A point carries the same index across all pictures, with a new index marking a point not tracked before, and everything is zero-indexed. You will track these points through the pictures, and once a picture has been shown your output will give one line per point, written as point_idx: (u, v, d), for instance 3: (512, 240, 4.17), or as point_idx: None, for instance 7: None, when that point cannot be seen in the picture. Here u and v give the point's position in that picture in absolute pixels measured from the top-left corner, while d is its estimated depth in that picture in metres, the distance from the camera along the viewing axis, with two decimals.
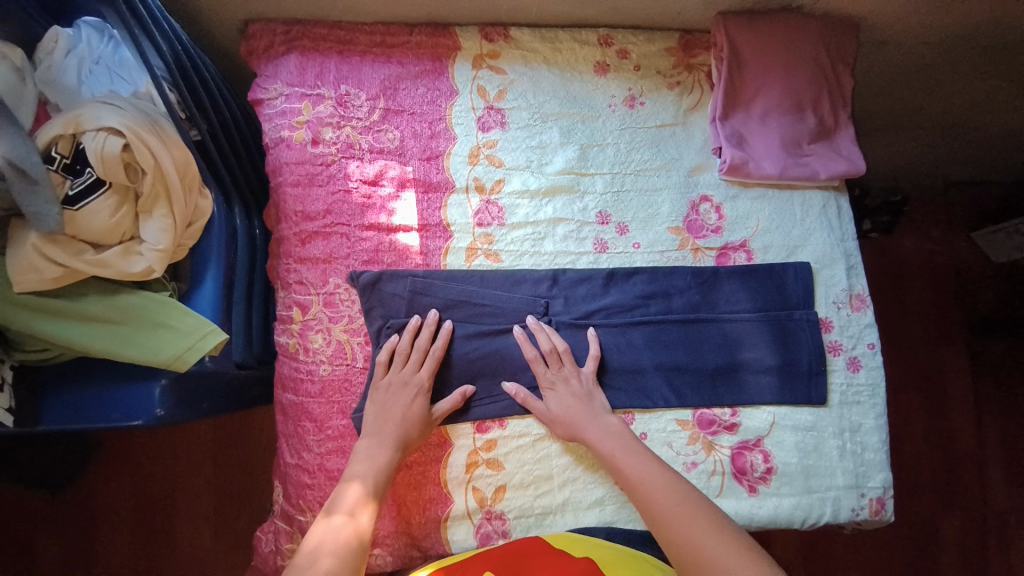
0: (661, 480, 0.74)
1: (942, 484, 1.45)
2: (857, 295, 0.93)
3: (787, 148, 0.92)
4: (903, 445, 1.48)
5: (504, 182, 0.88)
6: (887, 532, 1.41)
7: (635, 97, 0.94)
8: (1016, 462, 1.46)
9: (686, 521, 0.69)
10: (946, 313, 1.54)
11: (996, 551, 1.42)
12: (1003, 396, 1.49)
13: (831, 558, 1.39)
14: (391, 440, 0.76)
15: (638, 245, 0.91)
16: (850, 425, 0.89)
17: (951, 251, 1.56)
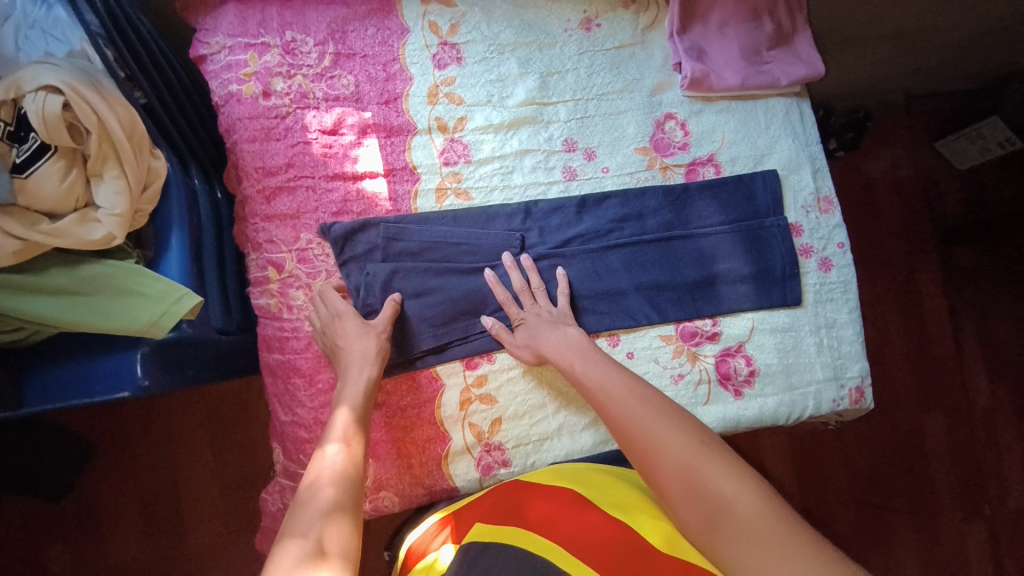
0: (624, 393, 0.70)
1: (924, 382, 1.53)
2: (824, 197, 0.95)
3: (747, 56, 0.92)
4: (886, 349, 1.54)
5: (466, 119, 0.87)
6: (876, 432, 1.49)
7: (591, 19, 0.92)
8: (987, 352, 1.56)
9: (646, 424, 0.66)
10: (916, 223, 1.60)
11: (976, 437, 1.52)
12: (973, 289, 1.58)
13: (825, 463, 1.47)
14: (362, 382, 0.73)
15: (608, 168, 0.91)
16: (825, 321, 0.93)
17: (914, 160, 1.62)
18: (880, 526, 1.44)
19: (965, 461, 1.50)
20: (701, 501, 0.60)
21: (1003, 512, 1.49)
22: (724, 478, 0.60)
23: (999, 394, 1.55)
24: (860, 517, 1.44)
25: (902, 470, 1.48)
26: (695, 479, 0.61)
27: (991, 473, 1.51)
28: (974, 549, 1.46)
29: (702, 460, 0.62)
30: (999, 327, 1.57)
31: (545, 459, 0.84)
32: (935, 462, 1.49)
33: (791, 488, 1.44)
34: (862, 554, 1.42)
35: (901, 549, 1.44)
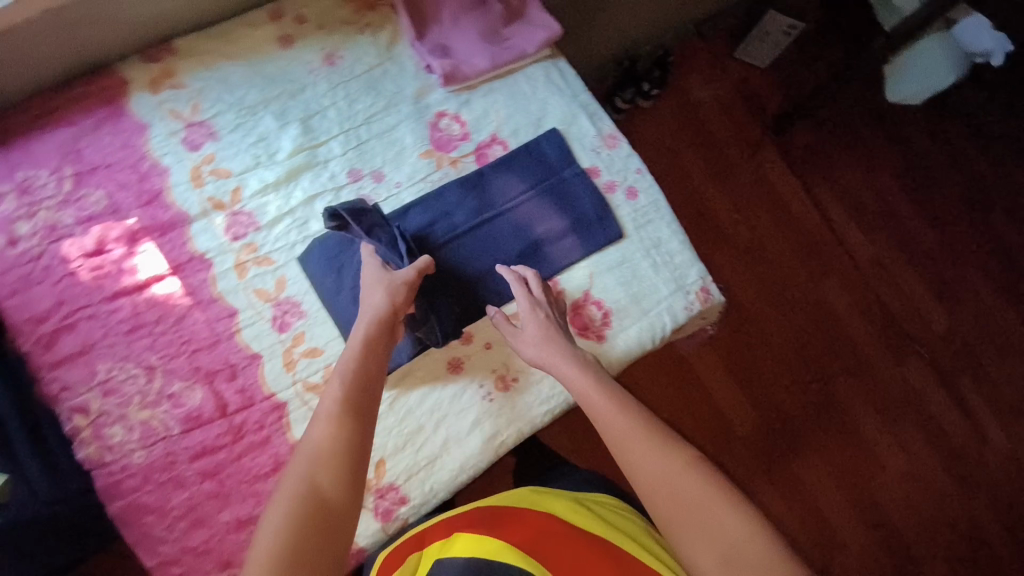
0: (634, 423, 0.73)
1: (807, 256, 1.93)
2: (609, 135, 1.00)
3: (487, 39, 0.96)
4: (766, 240, 1.94)
5: (240, 188, 0.86)
6: (788, 312, 1.87)
7: (332, 54, 0.92)
8: (846, 203, 2.00)
9: (657, 455, 0.69)
10: (751, 130, 2.05)
11: (867, 281, 1.93)
12: (817, 165, 2.03)
13: (753, 352, 1.82)
14: (366, 371, 0.75)
15: (401, 183, 0.91)
16: (652, 242, 0.97)
17: (709, 87, 2.07)
18: (819, 395, 1.79)
19: (864, 304, 1.90)
20: (715, 542, 0.61)
21: (930, 335, 1.89)
22: (736, 517, 0.63)
23: (881, 240, 1.98)
24: (802, 395, 1.79)
25: (816, 333, 1.86)
26: (708, 514, 0.63)
27: (894, 299, 1.92)
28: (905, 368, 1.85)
29: (716, 498, 0.65)
30: (856, 184, 2.02)
31: (442, 478, 0.84)
32: (843, 318, 1.88)
33: (729, 385, 1.78)
34: (811, 416, 1.77)
35: (844, 397, 1.80)
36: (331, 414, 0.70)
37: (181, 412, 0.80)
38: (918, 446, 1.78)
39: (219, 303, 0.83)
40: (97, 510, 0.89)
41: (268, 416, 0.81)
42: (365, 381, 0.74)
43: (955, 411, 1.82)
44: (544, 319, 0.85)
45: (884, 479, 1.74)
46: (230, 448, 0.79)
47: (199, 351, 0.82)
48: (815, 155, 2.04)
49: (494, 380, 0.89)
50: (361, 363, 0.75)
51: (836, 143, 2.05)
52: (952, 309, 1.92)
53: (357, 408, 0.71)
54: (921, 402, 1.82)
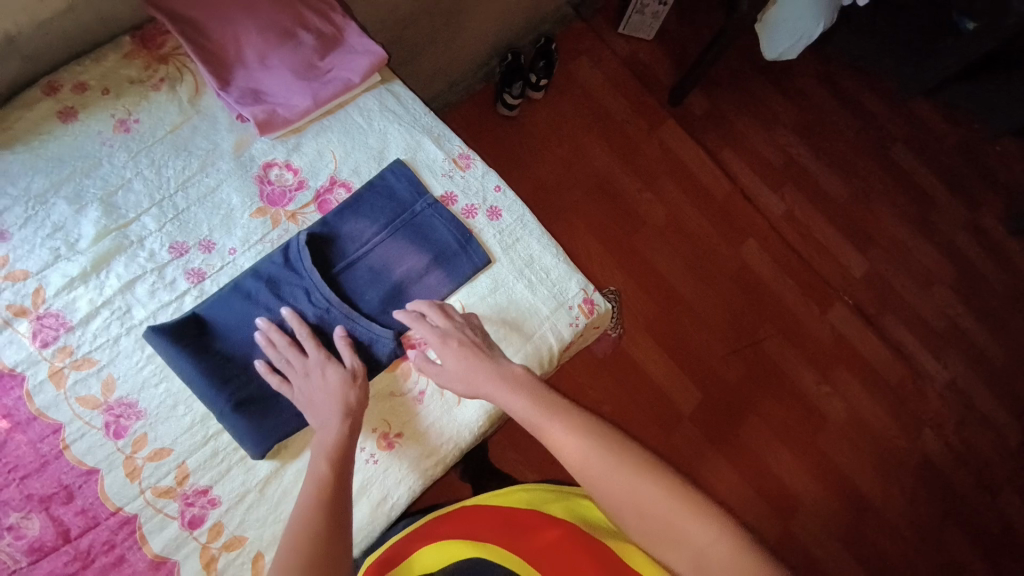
0: (590, 445, 0.70)
1: (724, 222, 1.95)
2: (459, 156, 0.95)
3: (303, 75, 0.89)
4: (681, 211, 1.94)
5: (43, 288, 0.76)
6: (714, 281, 1.88)
7: (125, 119, 0.83)
8: (752, 163, 2.03)
9: (619, 480, 0.68)
10: (648, 104, 2.04)
11: (784, 234, 1.97)
12: (717, 128, 2.05)
13: (683, 329, 1.82)
14: (341, 453, 0.71)
15: (234, 248, 0.83)
16: (524, 261, 0.93)
17: (599, 67, 2.04)
18: (755, 361, 1.82)
19: (784, 258, 1.94)
20: (684, 550, 0.65)
21: (849, 281, 1.95)
22: (697, 524, 0.65)
23: (789, 195, 2.01)
24: (740, 363, 1.81)
25: (742, 298, 1.88)
26: (674, 530, 0.65)
27: (812, 248, 1.96)
28: (830, 313, 1.90)
29: (677, 510, 0.66)
30: (757, 141, 2.05)
31: None
32: (766, 276, 1.91)
33: (667, 364, 1.78)
34: (750, 381, 1.80)
35: (783, 357, 1.84)
36: (318, 503, 0.67)
37: (24, 544, 0.69)
38: (857, 392, 1.84)
39: (41, 421, 0.73)
40: None
41: (116, 534, 0.71)
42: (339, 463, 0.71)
43: (886, 350, 1.89)
44: (459, 348, 0.79)
45: (827, 426, 1.79)
46: None
47: (29, 476, 0.71)
48: (713, 121, 2.05)
49: (374, 440, 0.82)
50: (338, 446, 0.71)
51: (733, 104, 2.07)
52: (866, 251, 1.99)
53: (331, 502, 0.68)
54: (852, 347, 1.88)
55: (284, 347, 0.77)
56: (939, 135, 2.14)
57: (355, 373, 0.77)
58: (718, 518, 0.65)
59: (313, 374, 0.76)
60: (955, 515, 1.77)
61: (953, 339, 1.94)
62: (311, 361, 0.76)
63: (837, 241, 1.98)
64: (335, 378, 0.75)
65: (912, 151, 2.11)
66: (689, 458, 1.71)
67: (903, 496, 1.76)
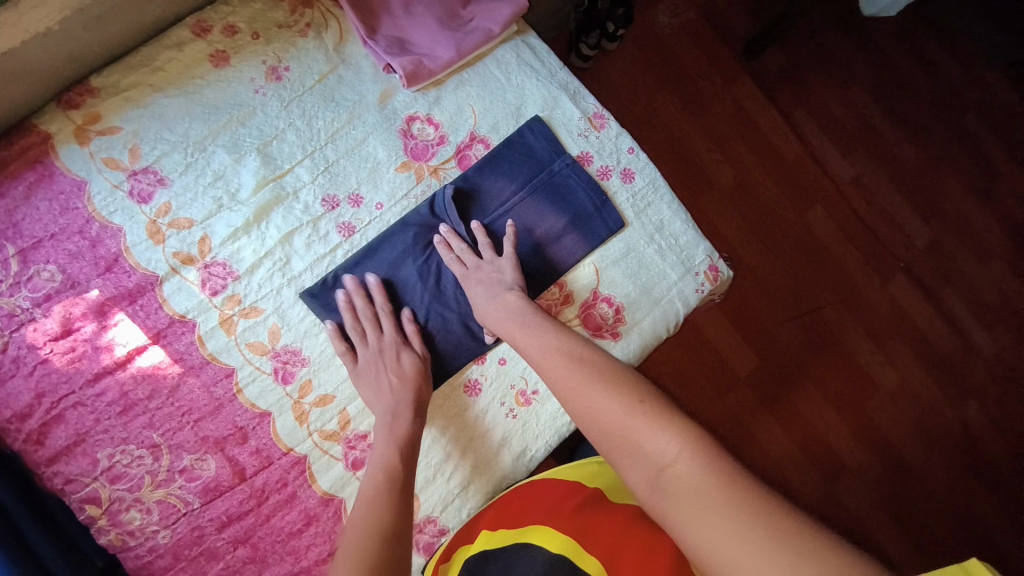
0: (562, 367, 0.63)
1: (794, 187, 1.91)
2: (595, 115, 0.93)
3: (447, 25, 0.86)
4: (751, 175, 1.90)
5: (208, 236, 0.77)
6: (781, 248, 1.87)
7: (276, 66, 0.81)
8: (826, 127, 1.96)
9: (579, 392, 0.60)
10: (723, 59, 1.95)
11: (852, 203, 1.93)
12: (793, 88, 1.97)
13: (746, 295, 1.82)
14: (412, 444, 0.71)
15: (381, 203, 0.84)
16: (654, 226, 0.93)
17: (676, 16, 1.95)
18: (813, 327, 1.83)
19: (851, 227, 1.91)
20: (644, 465, 0.53)
21: (913, 252, 1.93)
22: (660, 435, 0.53)
23: (860, 161, 1.96)
24: (799, 328, 1.83)
25: (806, 266, 1.87)
26: (632, 440, 0.54)
27: (880, 218, 1.93)
28: (893, 284, 1.90)
29: (638, 423, 0.55)
30: (833, 104, 1.97)
31: (477, 502, 0.83)
32: (831, 245, 1.89)
33: (728, 330, 1.80)
34: (809, 349, 1.82)
35: (843, 327, 1.85)
36: (388, 492, 0.66)
37: (197, 485, 0.74)
38: (908, 361, 1.86)
39: (214, 365, 0.76)
40: None
41: (289, 472, 0.76)
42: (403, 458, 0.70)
43: (941, 322, 1.90)
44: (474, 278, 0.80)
45: (880, 395, 1.83)
46: (257, 512, 0.75)
47: (203, 419, 0.75)
48: (789, 80, 1.97)
49: (514, 395, 0.86)
50: (409, 438, 0.72)
51: (811, 63, 1.98)
52: (931, 221, 1.95)
53: (404, 477, 0.68)
54: (908, 318, 1.88)
55: (358, 331, 0.77)
56: (1021, 103, 2.05)
57: (425, 365, 0.77)
58: (686, 430, 0.53)
59: (383, 364, 0.76)
60: (992, 482, 1.83)
61: (1008, 314, 1.94)
62: (388, 341, 0.77)
63: (907, 213, 1.94)
64: (411, 363, 0.76)
65: (990, 119, 2.03)
66: (744, 418, 1.76)
67: (943, 462, 1.82)
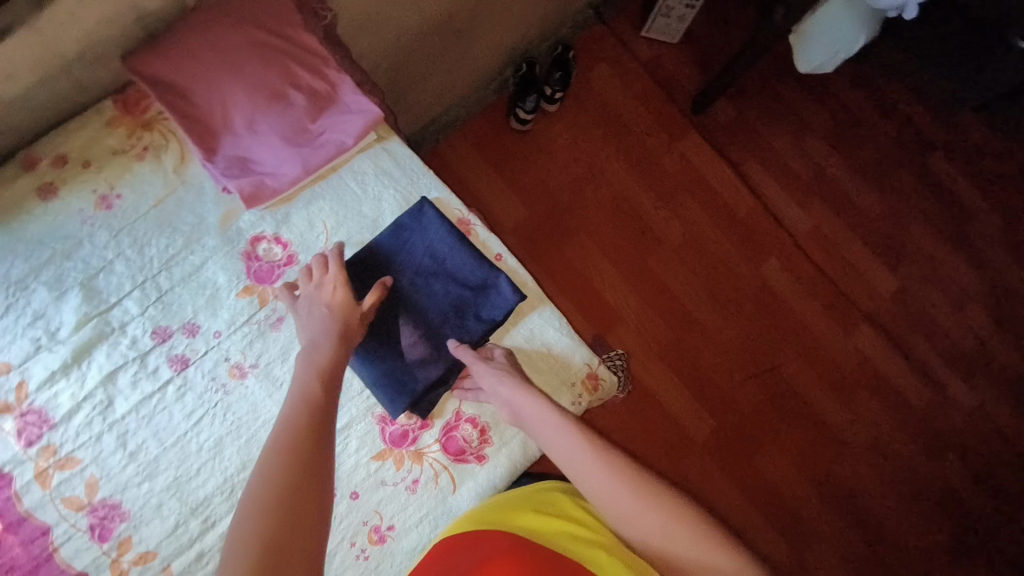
0: (601, 482, 0.68)
1: (750, 241, 1.84)
2: (461, 221, 0.89)
3: (292, 139, 0.82)
4: (701, 229, 1.84)
5: (25, 381, 0.73)
6: (736, 304, 1.79)
7: (107, 194, 0.79)
8: (781, 178, 1.90)
9: (627, 505, 0.67)
10: (669, 115, 1.92)
11: (811, 253, 1.85)
12: (743, 138, 1.92)
13: (703, 356, 1.74)
14: (333, 371, 0.71)
15: (219, 331, 0.79)
16: (525, 336, 0.88)
17: (619, 73, 1.93)
18: (772, 386, 1.74)
19: (812, 281, 1.83)
20: (704, 574, 0.63)
21: (878, 302, 1.83)
22: (714, 552, 0.63)
23: (817, 209, 1.89)
24: (758, 388, 1.73)
25: (765, 323, 1.78)
26: (696, 554, 0.63)
27: (843, 270, 1.85)
28: (859, 341, 1.80)
29: (702, 541, 0.64)
30: (785, 152, 1.92)
31: None
32: (790, 301, 1.81)
33: (684, 393, 1.71)
34: (771, 412, 1.72)
35: (807, 386, 1.75)
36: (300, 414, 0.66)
37: None
38: (879, 418, 1.75)
39: (30, 521, 0.71)
40: None
41: None
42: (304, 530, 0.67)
43: (914, 377, 1.78)
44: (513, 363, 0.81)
45: (850, 456, 1.71)
46: None
47: None
48: (740, 131, 1.92)
49: (366, 532, 0.79)
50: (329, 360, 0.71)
51: (762, 114, 1.94)
52: (897, 270, 1.86)
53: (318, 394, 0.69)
54: (877, 373, 1.78)
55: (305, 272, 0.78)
56: (987, 143, 1.96)
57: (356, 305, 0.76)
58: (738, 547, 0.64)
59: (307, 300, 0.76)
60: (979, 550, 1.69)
61: (986, 365, 1.82)
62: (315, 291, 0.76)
63: (873, 264, 1.86)
64: (331, 307, 0.75)
65: (956, 160, 1.95)
66: (703, 489, 1.66)
67: (925, 528, 1.69)
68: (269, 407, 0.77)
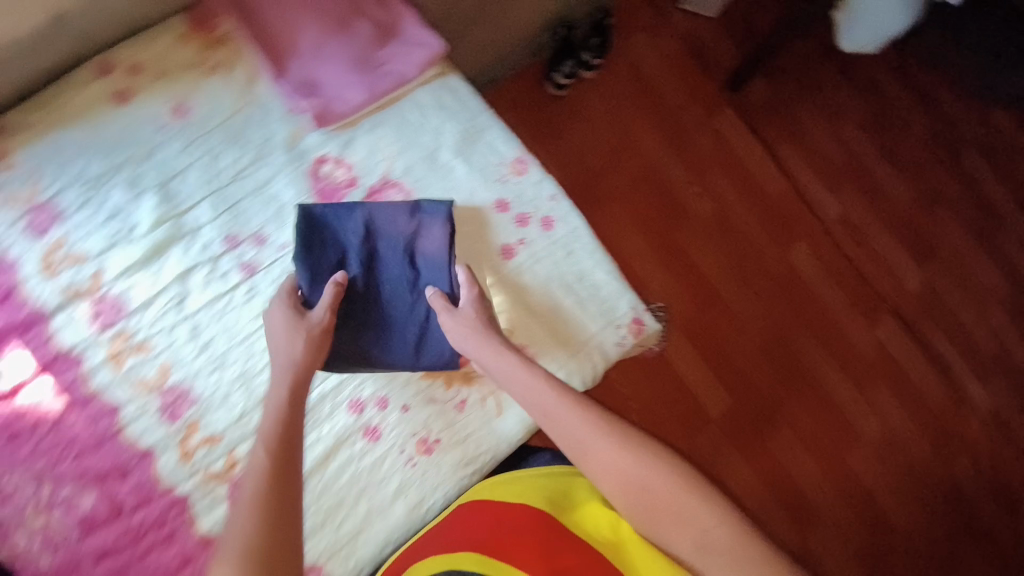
0: (588, 429, 0.69)
1: (777, 225, 1.84)
2: (516, 159, 0.91)
3: (359, 66, 0.85)
4: (729, 209, 1.85)
5: (102, 272, 0.79)
6: (758, 286, 1.80)
7: (181, 105, 0.82)
8: (814, 164, 1.90)
9: (611, 457, 0.67)
10: (706, 92, 1.91)
11: (838, 240, 1.85)
12: (777, 121, 1.91)
13: (722, 333, 1.76)
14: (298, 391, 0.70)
15: (286, 243, 0.82)
16: (574, 277, 0.90)
17: (660, 47, 1.92)
18: (789, 367, 1.75)
19: (838, 269, 1.83)
20: (691, 532, 0.62)
21: (902, 294, 1.82)
22: (702, 508, 0.63)
23: (847, 197, 1.88)
24: (774, 367, 1.75)
25: (788, 307, 1.79)
26: (683, 509, 0.63)
27: (869, 259, 1.84)
28: (881, 332, 1.79)
29: (690, 495, 0.64)
30: (818, 138, 1.91)
31: (366, 554, 0.80)
32: (815, 287, 1.81)
33: (701, 368, 1.73)
34: (785, 394, 1.73)
35: (824, 371, 1.76)
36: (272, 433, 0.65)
37: (75, 518, 0.74)
38: (892, 409, 1.74)
39: (99, 399, 0.77)
40: None
41: (167, 512, 0.75)
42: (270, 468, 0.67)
43: (933, 375, 1.77)
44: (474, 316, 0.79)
45: (860, 442, 1.72)
46: (132, 550, 0.74)
47: (84, 454, 0.75)
48: (776, 114, 1.92)
49: (415, 443, 0.83)
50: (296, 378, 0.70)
51: (799, 98, 1.93)
52: (924, 263, 1.85)
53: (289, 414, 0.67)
54: (895, 363, 1.77)
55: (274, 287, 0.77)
56: (1022, 143, 1.94)
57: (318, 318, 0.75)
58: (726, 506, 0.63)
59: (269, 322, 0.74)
60: (983, 551, 1.68)
61: (1010, 368, 1.79)
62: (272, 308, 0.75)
63: (903, 258, 1.84)
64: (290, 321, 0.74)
65: (992, 158, 1.93)
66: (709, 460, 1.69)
67: (932, 525, 1.68)
68: None
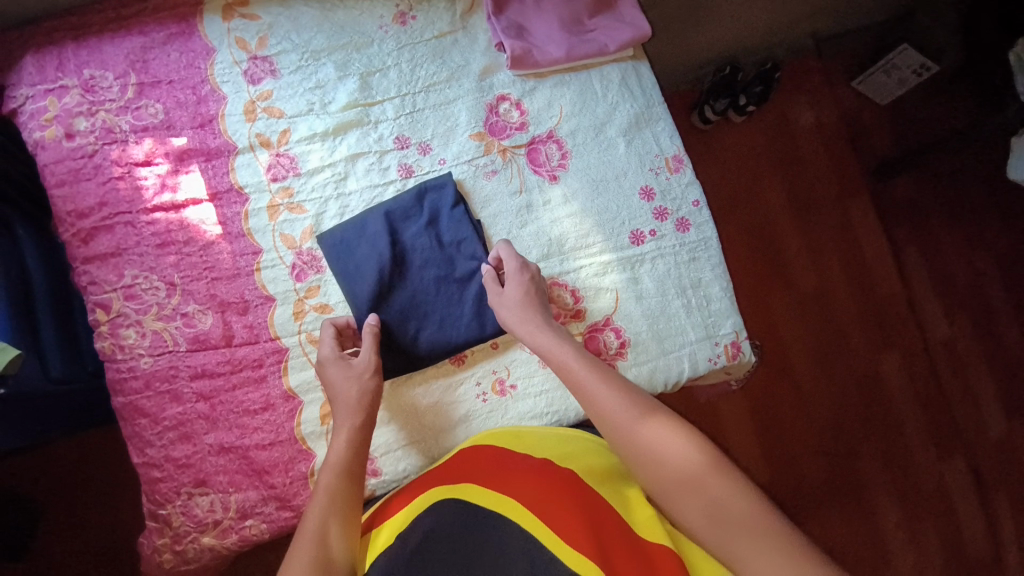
0: (613, 401, 0.69)
1: (875, 328, 1.68)
2: (673, 156, 0.94)
3: (566, 27, 0.92)
4: (830, 290, 1.69)
5: (289, 131, 0.86)
6: (836, 381, 1.63)
7: (405, 13, 0.91)
8: (937, 281, 1.72)
9: (632, 428, 0.67)
10: (845, 167, 1.75)
11: (935, 365, 1.68)
12: (911, 223, 1.74)
13: (783, 416, 1.60)
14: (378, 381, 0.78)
15: (445, 160, 0.88)
16: (689, 282, 0.91)
17: (835, 110, 1.77)
18: (841, 474, 1.58)
19: (925, 396, 1.66)
20: (706, 502, 0.60)
21: (981, 443, 1.65)
22: (721, 479, 0.61)
23: (958, 323, 1.71)
24: (827, 467, 1.57)
25: (861, 413, 1.62)
26: (697, 479, 0.62)
27: (961, 397, 1.67)
28: (949, 479, 1.61)
29: (706, 469, 0.62)
30: (948, 254, 1.73)
31: (417, 463, 0.83)
32: (897, 405, 1.64)
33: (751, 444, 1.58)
34: (826, 502, 1.55)
35: (875, 496, 1.58)
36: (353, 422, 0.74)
37: (191, 333, 0.81)
38: (931, 559, 1.56)
39: (248, 239, 0.83)
40: (99, 396, 0.95)
41: (267, 357, 0.82)
42: (343, 405, 0.75)
43: (986, 546, 1.58)
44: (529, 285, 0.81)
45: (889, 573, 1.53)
46: (227, 378, 0.81)
47: (219, 280, 0.82)
48: (913, 216, 1.75)
49: (492, 380, 0.85)
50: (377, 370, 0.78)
51: (936, 199, 1.75)
52: (1014, 421, 1.67)
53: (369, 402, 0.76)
54: (951, 514, 1.59)
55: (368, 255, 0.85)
56: None
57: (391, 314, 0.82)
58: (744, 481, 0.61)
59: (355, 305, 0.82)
60: None
61: None
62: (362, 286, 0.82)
63: (997, 411, 1.67)
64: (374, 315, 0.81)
65: None
66: None
67: None
68: (458, 237, 0.85)
